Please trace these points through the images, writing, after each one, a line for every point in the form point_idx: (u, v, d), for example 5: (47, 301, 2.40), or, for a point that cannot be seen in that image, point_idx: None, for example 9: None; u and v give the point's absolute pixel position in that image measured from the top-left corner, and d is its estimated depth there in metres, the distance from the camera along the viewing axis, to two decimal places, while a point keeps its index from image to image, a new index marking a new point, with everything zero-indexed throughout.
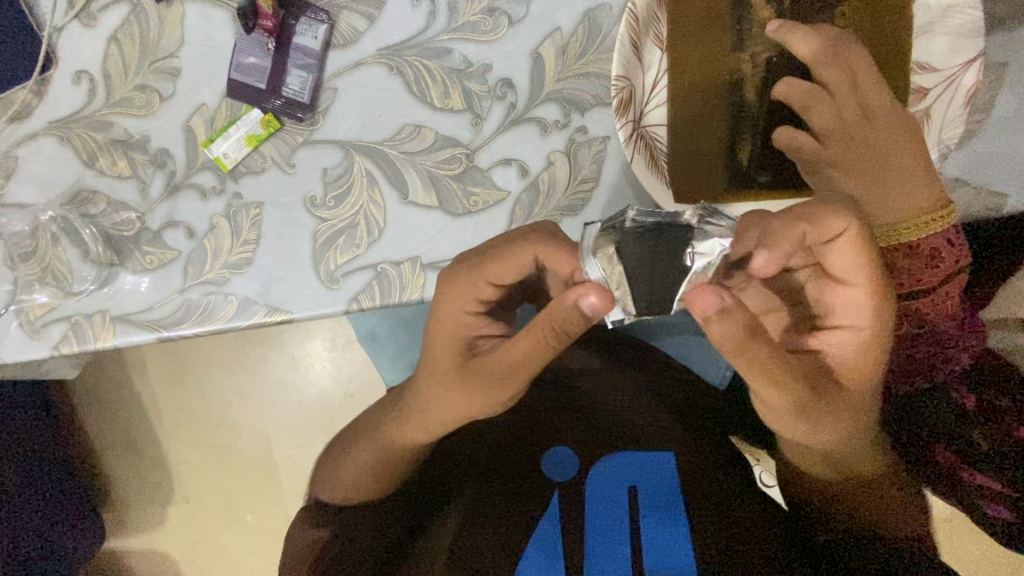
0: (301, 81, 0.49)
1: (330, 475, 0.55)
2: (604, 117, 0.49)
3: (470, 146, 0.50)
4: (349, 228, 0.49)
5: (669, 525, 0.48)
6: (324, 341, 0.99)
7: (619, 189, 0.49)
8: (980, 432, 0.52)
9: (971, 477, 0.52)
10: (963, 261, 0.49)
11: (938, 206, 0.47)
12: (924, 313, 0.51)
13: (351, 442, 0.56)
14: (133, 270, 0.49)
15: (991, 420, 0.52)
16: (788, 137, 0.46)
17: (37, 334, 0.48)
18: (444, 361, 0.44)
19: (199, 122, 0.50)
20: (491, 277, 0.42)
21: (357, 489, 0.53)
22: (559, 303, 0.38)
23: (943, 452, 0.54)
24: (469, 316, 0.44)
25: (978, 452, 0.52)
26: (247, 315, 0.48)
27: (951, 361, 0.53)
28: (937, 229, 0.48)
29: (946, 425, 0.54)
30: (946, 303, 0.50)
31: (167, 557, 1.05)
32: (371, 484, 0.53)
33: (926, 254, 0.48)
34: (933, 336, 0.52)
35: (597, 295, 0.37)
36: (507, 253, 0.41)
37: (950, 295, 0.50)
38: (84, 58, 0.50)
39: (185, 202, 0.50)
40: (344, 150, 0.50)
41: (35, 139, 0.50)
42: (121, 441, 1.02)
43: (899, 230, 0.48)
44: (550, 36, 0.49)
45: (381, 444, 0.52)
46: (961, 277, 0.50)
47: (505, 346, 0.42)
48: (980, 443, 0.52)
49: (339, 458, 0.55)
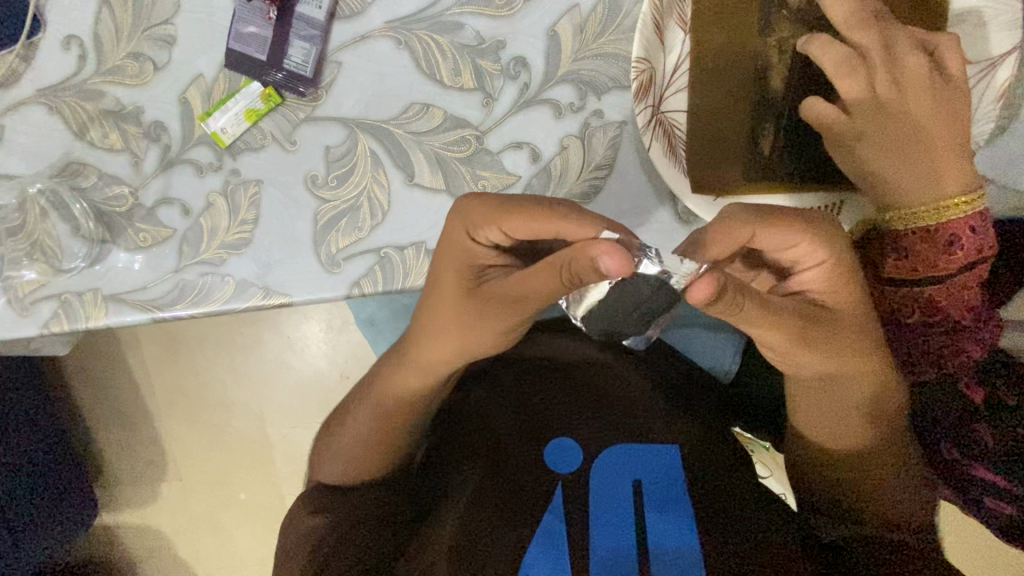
0: (303, 53, 0.47)
1: (330, 451, 0.55)
2: (621, 100, 0.47)
3: (480, 127, 0.47)
4: (352, 209, 0.47)
5: (674, 519, 0.48)
6: (320, 322, 0.97)
7: (633, 177, 0.47)
8: (986, 428, 0.48)
9: (976, 471, 0.49)
10: (987, 251, 0.46)
11: (970, 188, 0.45)
12: (939, 302, 0.48)
13: (348, 411, 0.55)
14: (126, 247, 0.47)
15: (1001, 416, 0.48)
16: (821, 105, 0.44)
17: (25, 311, 0.46)
18: (454, 297, 0.44)
19: (195, 94, 0.48)
20: (508, 226, 0.40)
21: (363, 466, 0.53)
22: (574, 261, 0.36)
23: (951, 448, 0.51)
24: (477, 248, 0.42)
25: (982, 449, 0.48)
26: (244, 297, 0.46)
27: (960, 351, 0.49)
28: (966, 210, 0.45)
29: (949, 422, 0.51)
30: (961, 295, 0.47)
31: (161, 534, 1.04)
32: (374, 455, 0.53)
33: (944, 239, 0.46)
34: (946, 325, 0.48)
35: (615, 261, 0.34)
36: (526, 208, 0.39)
37: (966, 284, 0.47)
38: (74, 22, 0.48)
39: (180, 178, 0.48)
40: (347, 128, 0.47)
41: (23, 107, 0.48)
42: (113, 417, 1.01)
43: (923, 211, 0.45)
44: (567, 13, 0.47)
45: (382, 405, 0.52)
46: (983, 267, 0.46)
47: (517, 281, 0.41)
48: (981, 441, 0.48)
49: (342, 426, 0.55)
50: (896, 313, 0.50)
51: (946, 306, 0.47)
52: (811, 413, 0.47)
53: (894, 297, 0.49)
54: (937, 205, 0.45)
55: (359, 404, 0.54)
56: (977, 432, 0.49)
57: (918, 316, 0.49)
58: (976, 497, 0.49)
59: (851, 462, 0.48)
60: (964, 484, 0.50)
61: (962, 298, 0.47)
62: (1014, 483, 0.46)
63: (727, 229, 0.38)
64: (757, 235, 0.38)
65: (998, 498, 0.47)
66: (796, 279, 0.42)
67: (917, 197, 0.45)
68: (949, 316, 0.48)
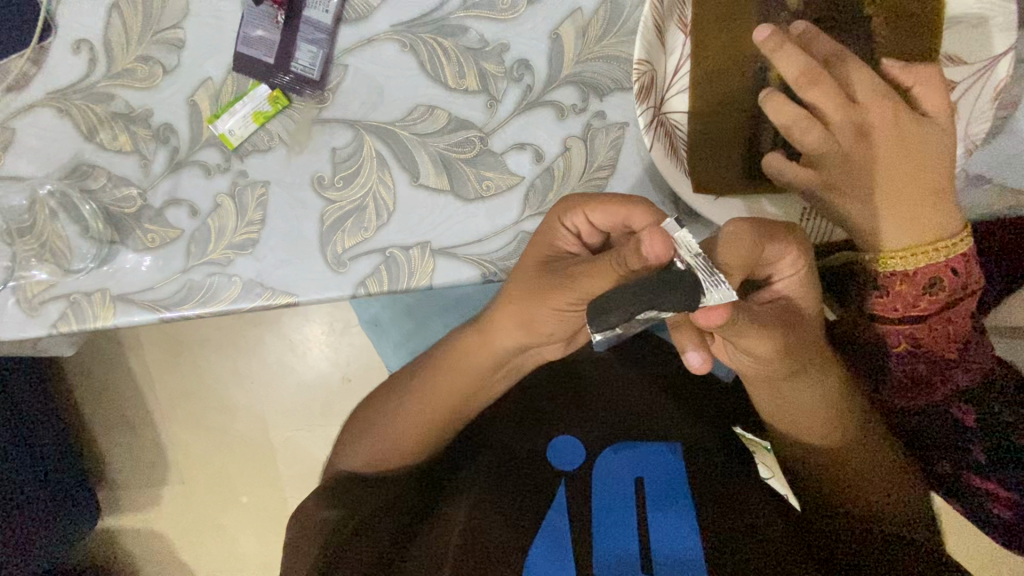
0: (310, 56, 0.48)
1: (351, 444, 0.56)
2: (623, 102, 0.48)
3: (484, 129, 0.48)
4: (358, 210, 0.48)
5: (677, 518, 0.48)
6: (323, 324, 0.98)
7: (635, 178, 0.48)
8: (981, 447, 0.51)
9: (977, 486, 0.51)
10: (971, 286, 0.47)
11: (948, 235, 0.46)
12: (921, 340, 0.49)
13: (369, 413, 0.57)
14: (134, 248, 0.48)
15: (992, 433, 0.51)
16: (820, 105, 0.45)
17: (34, 311, 0.47)
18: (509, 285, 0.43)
19: (203, 97, 0.49)
20: (589, 214, 0.40)
21: (381, 456, 0.54)
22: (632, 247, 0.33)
23: (944, 465, 0.53)
24: (556, 234, 0.41)
25: (979, 464, 0.51)
26: (251, 297, 0.47)
27: (950, 381, 0.50)
28: (949, 254, 0.46)
29: (941, 441, 0.53)
30: (944, 330, 0.48)
31: (163, 537, 1.04)
32: (394, 451, 0.54)
33: (923, 280, 0.47)
34: (932, 357, 0.49)
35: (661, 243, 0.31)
36: (610, 198, 0.39)
37: (949, 321, 0.48)
38: (84, 26, 0.48)
39: (188, 179, 0.48)
40: (354, 130, 0.48)
41: (33, 110, 0.48)
42: (117, 420, 1.01)
43: (898, 257, 0.46)
44: (569, 16, 0.48)
45: (405, 402, 0.54)
46: (970, 302, 0.48)
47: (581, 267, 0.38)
48: (980, 459, 0.51)
49: (368, 424, 0.56)
50: (880, 344, 0.50)
51: (930, 344, 0.49)
52: (796, 424, 0.48)
53: (878, 332, 0.50)
54: (922, 250, 0.46)
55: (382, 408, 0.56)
56: (974, 451, 0.51)
57: (905, 346, 0.49)
58: (975, 507, 0.52)
59: (839, 464, 0.49)
60: (961, 496, 0.52)
61: (950, 332, 0.48)
62: (1011, 490, 0.50)
63: (729, 246, 0.36)
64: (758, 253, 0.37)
65: (996, 505, 0.51)
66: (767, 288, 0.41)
67: (897, 241, 0.46)
68: (934, 350, 0.49)
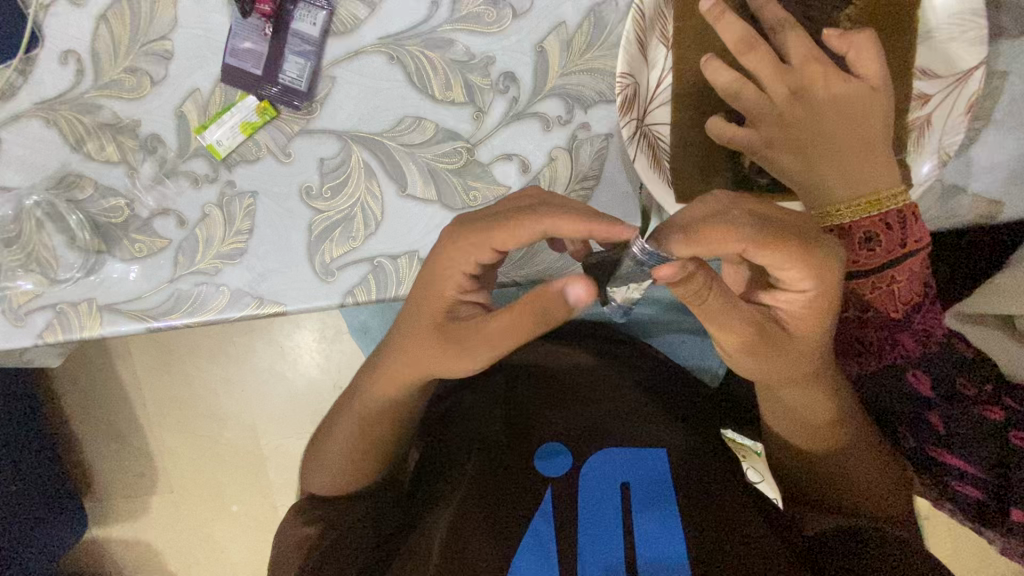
0: (298, 68, 0.48)
1: (312, 464, 0.53)
2: (607, 114, 0.49)
3: (470, 140, 0.49)
4: (345, 219, 0.48)
5: (660, 520, 0.49)
6: (312, 331, 0.98)
7: (621, 187, 0.49)
8: (940, 417, 0.51)
9: (942, 457, 0.51)
10: (919, 241, 0.47)
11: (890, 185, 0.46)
12: (863, 294, 0.50)
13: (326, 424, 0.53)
14: (121, 258, 0.48)
15: (953, 405, 0.51)
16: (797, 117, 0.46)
17: (20, 321, 0.47)
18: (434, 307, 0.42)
19: (192, 108, 0.49)
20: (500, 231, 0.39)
21: (346, 479, 0.51)
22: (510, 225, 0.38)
23: (908, 439, 0.53)
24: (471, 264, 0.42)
25: (941, 434, 0.51)
26: (239, 306, 0.47)
27: (897, 346, 0.52)
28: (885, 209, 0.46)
29: (906, 415, 0.53)
30: (889, 288, 0.49)
31: (151, 547, 1.03)
32: (353, 472, 0.51)
33: (860, 235, 0.48)
34: (883, 320, 0.51)
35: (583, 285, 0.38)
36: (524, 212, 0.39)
37: (893, 279, 0.49)
38: (72, 37, 0.49)
39: (176, 189, 0.49)
40: (342, 140, 0.49)
41: (20, 120, 0.48)
42: (103, 429, 1.01)
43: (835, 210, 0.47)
44: (554, 30, 0.48)
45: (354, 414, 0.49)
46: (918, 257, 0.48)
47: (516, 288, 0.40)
48: (941, 429, 0.51)
49: (322, 443, 0.52)
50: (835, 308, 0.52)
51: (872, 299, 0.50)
52: (785, 421, 0.49)
53: None
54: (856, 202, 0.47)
55: (335, 420, 0.52)
56: (932, 418, 0.52)
57: (853, 311, 0.51)
58: (943, 484, 0.51)
59: (829, 465, 0.50)
60: (932, 472, 0.51)
61: (894, 293, 0.49)
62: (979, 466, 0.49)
63: (721, 230, 0.36)
64: (749, 251, 0.38)
65: (963, 481, 0.50)
66: (773, 294, 0.42)
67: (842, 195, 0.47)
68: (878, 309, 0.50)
